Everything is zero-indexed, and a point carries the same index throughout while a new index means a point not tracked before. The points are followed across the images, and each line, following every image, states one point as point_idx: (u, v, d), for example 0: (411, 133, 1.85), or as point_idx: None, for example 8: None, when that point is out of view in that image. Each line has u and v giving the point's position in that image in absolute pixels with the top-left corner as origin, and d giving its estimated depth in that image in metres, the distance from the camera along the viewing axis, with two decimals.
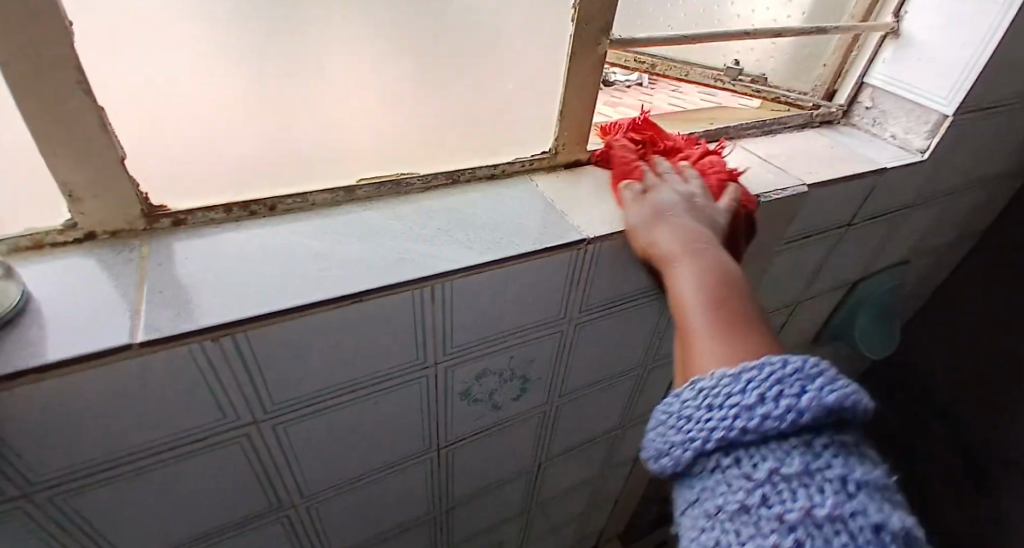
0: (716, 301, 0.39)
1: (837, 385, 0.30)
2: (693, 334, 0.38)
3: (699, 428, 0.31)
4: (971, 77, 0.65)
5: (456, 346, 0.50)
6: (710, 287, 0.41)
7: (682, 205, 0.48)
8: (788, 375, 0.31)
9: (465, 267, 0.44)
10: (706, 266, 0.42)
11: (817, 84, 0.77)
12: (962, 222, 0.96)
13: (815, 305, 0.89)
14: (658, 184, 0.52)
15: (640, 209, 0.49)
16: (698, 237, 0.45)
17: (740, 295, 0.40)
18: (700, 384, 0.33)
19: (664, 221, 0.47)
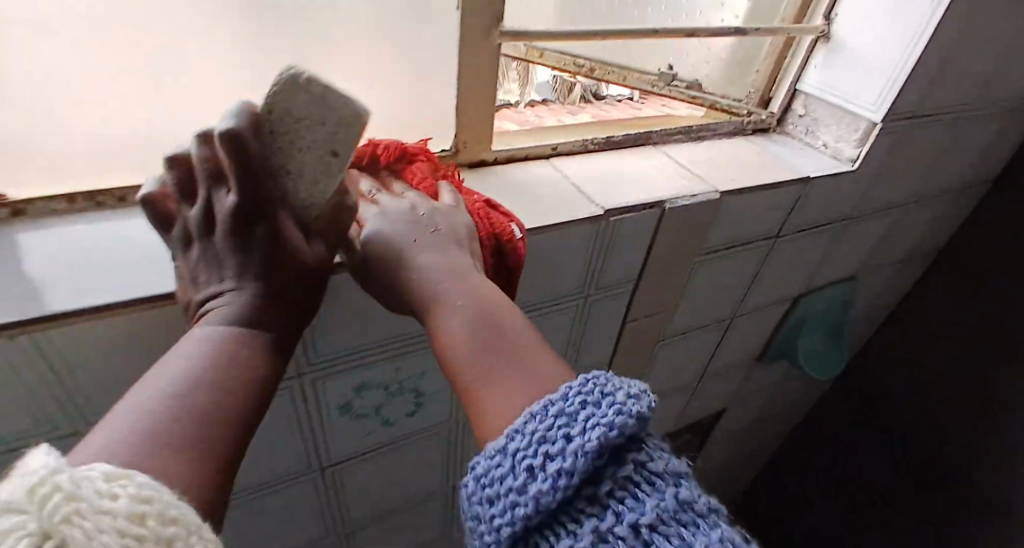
0: (482, 349, 0.34)
1: (595, 419, 0.27)
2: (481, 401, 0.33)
3: (490, 530, 0.27)
4: (898, 84, 0.61)
5: (324, 356, 0.46)
6: (469, 332, 0.35)
7: (421, 227, 0.42)
8: (549, 430, 0.27)
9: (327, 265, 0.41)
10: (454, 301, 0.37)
11: (750, 92, 0.74)
12: (916, 237, 0.93)
13: (754, 321, 0.85)
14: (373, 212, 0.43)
15: (374, 252, 0.41)
16: (452, 272, 0.39)
17: (497, 319, 0.36)
18: (476, 474, 0.28)
19: (407, 260, 0.40)
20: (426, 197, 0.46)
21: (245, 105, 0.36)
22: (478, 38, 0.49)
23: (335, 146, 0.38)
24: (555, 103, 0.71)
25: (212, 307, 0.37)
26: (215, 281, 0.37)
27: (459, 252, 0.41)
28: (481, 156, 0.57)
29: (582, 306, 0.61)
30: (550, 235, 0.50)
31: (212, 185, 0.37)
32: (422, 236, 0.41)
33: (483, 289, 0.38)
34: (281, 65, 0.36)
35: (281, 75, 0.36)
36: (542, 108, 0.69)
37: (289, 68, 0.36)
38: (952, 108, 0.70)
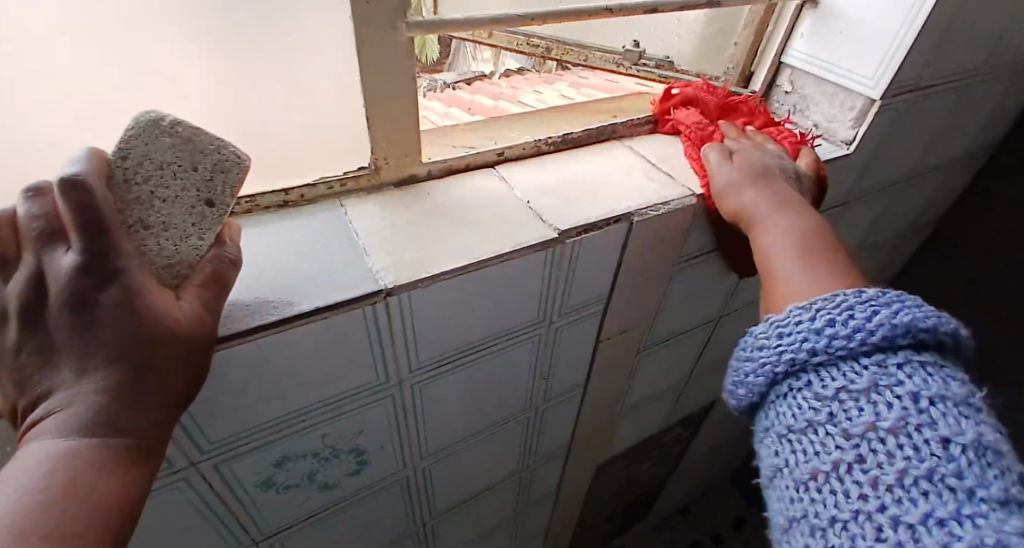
0: (812, 246, 0.40)
1: (913, 309, 0.29)
2: (787, 272, 0.39)
3: (771, 354, 0.32)
4: (901, 55, 0.52)
5: (219, 439, 0.39)
6: (805, 238, 0.41)
7: (773, 167, 0.48)
8: (861, 302, 0.30)
9: (230, 333, 0.34)
10: (793, 218, 0.43)
11: (730, 67, 0.65)
12: (916, 212, 0.86)
13: (741, 319, 0.78)
14: (740, 147, 0.50)
15: (725, 169, 0.48)
16: (789, 199, 0.45)
17: (834, 241, 0.41)
18: (771, 317, 0.33)
19: (754, 183, 0.46)
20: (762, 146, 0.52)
21: (91, 151, 0.31)
22: (380, 38, 0.39)
23: (207, 194, 0.34)
24: (534, 71, 0.81)
25: (46, 414, 0.27)
26: (47, 377, 0.28)
27: (795, 194, 0.46)
28: (412, 171, 0.48)
29: (548, 335, 0.53)
30: (487, 272, 0.42)
31: (42, 249, 0.29)
32: (770, 173, 0.47)
33: (816, 221, 0.43)
34: (140, 110, 0.32)
35: (138, 119, 0.32)
36: (516, 77, 0.77)
37: (148, 113, 0.32)
38: (959, 73, 0.61)
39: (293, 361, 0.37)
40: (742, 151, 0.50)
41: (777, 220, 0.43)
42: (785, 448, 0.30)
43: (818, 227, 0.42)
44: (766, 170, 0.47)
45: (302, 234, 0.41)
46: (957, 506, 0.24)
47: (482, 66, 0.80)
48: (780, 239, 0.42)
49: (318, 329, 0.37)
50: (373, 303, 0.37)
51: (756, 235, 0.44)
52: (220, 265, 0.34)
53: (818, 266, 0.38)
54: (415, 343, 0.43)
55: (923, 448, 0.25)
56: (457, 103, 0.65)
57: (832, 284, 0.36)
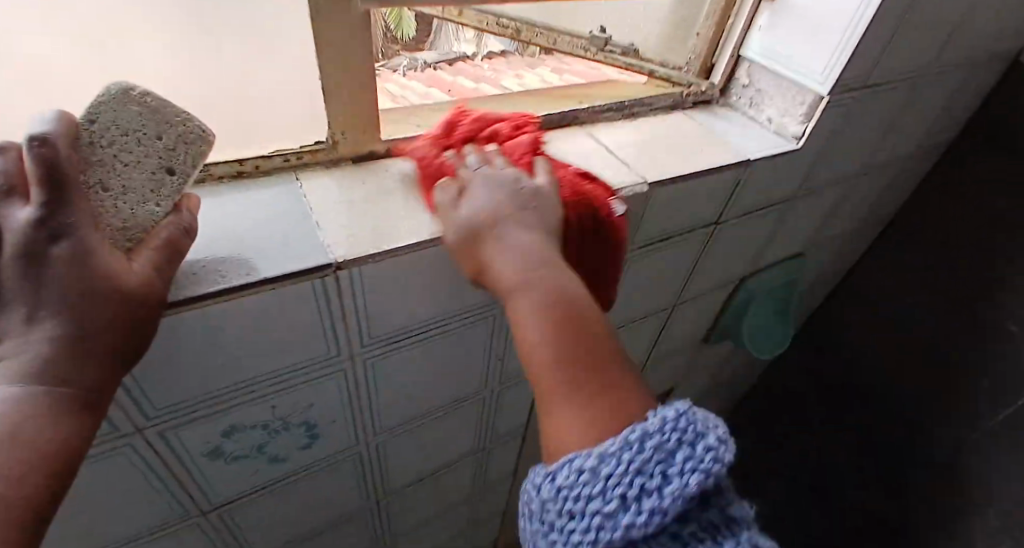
0: (564, 347, 0.33)
1: (699, 458, 0.27)
2: (546, 389, 0.32)
3: (565, 541, 0.27)
4: (847, 53, 0.54)
5: (166, 406, 0.39)
6: (559, 335, 0.33)
7: (517, 203, 0.38)
8: (649, 461, 0.27)
9: (189, 297, 0.34)
10: (540, 291, 0.34)
11: (693, 57, 0.66)
12: (867, 208, 0.89)
13: (697, 307, 0.81)
14: (474, 174, 0.39)
15: (463, 222, 0.37)
16: (540, 263, 0.35)
17: (589, 334, 0.33)
18: (554, 482, 0.28)
19: (498, 241, 0.36)
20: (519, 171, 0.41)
21: (60, 112, 0.30)
22: (334, 12, 0.39)
23: (167, 162, 0.34)
24: (515, 55, 0.73)
25: None
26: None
27: (551, 240, 0.37)
28: (371, 148, 0.48)
29: (501, 316, 0.54)
30: (438, 251, 0.43)
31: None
32: (517, 215, 0.37)
33: (574, 288, 0.35)
34: (111, 80, 0.32)
35: (109, 87, 0.32)
36: (499, 61, 0.74)
37: (118, 83, 0.32)
38: (905, 74, 0.64)
39: (239, 331, 0.38)
40: (475, 183, 0.39)
41: (531, 306, 0.34)
42: None
43: (572, 297, 0.34)
44: (517, 210, 0.37)
45: (256, 207, 0.42)
46: None
47: (464, 48, 0.72)
48: (535, 334, 0.33)
49: (266, 300, 0.37)
50: (323, 277, 0.38)
51: (507, 313, 0.35)
52: (175, 232, 0.34)
53: (574, 388, 0.32)
54: (365, 319, 0.43)
55: None
56: (437, 84, 0.64)
57: (586, 418, 0.30)
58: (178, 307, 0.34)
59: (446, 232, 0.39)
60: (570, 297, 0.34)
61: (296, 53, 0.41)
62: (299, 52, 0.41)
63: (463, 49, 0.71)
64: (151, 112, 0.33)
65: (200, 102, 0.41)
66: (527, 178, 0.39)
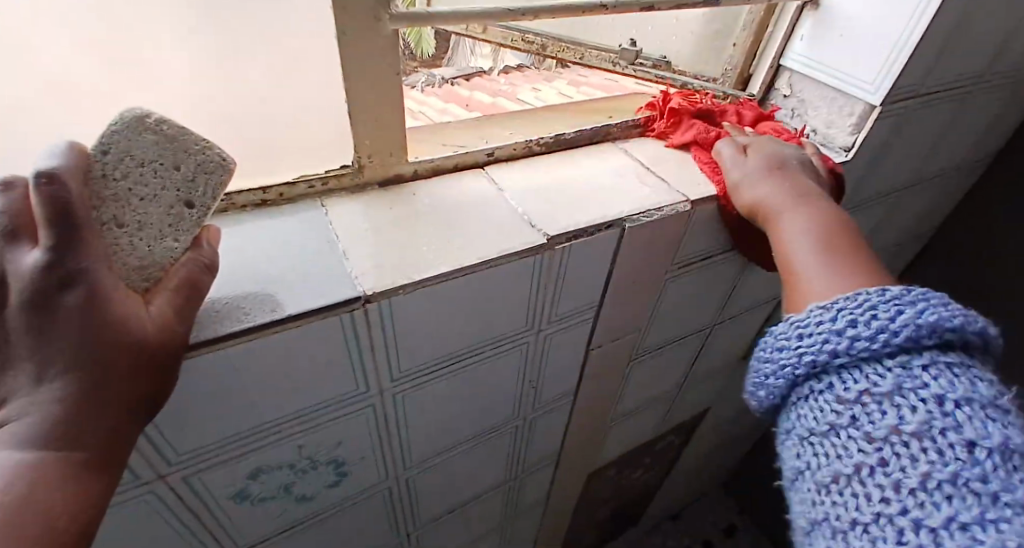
0: (832, 242, 0.40)
1: (940, 308, 0.29)
2: (805, 267, 0.39)
3: (789, 355, 0.32)
4: (901, 61, 0.51)
5: (189, 451, 0.38)
6: (828, 234, 0.41)
7: (787, 161, 0.49)
8: (885, 301, 0.30)
9: (206, 339, 0.32)
10: (811, 212, 0.43)
11: (728, 70, 0.64)
12: (915, 220, 0.84)
13: (737, 327, 0.77)
14: (754, 141, 0.51)
15: (743, 167, 0.49)
16: (807, 193, 0.45)
17: (854, 237, 0.41)
18: (792, 318, 0.34)
19: (768, 175, 0.47)
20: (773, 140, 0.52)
21: (71, 145, 0.29)
22: (364, 32, 0.37)
23: (187, 194, 0.32)
24: (531, 70, 0.74)
25: None
26: (2, 385, 0.26)
27: (812, 186, 0.47)
28: (399, 171, 0.46)
29: (536, 343, 0.51)
30: (472, 278, 0.40)
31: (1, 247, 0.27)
32: (786, 168, 0.48)
33: (833, 211, 0.44)
34: (125, 107, 0.31)
35: (122, 116, 0.30)
36: (516, 76, 0.73)
37: (132, 110, 0.30)
38: (961, 80, 0.60)
39: (265, 369, 0.36)
40: (755, 148, 0.50)
41: (793, 215, 0.43)
42: (808, 449, 0.31)
43: (836, 218, 0.43)
44: (785, 164, 0.48)
45: (280, 236, 0.40)
46: (980, 510, 0.24)
47: (481, 63, 0.70)
48: (797, 234, 0.42)
49: (290, 338, 0.35)
50: (351, 310, 0.36)
51: (773, 228, 0.44)
52: (194, 270, 0.32)
53: (840, 261, 0.38)
54: (395, 352, 0.41)
55: (948, 452, 0.25)
56: (455, 99, 0.63)
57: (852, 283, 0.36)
58: (196, 349, 0.32)
59: (726, 174, 0.49)
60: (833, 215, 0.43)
61: (323, 73, 0.39)
62: (327, 74, 0.39)
63: (481, 64, 0.70)
64: (168, 143, 0.31)
65: (218, 128, 0.38)
66: (800, 154, 0.50)
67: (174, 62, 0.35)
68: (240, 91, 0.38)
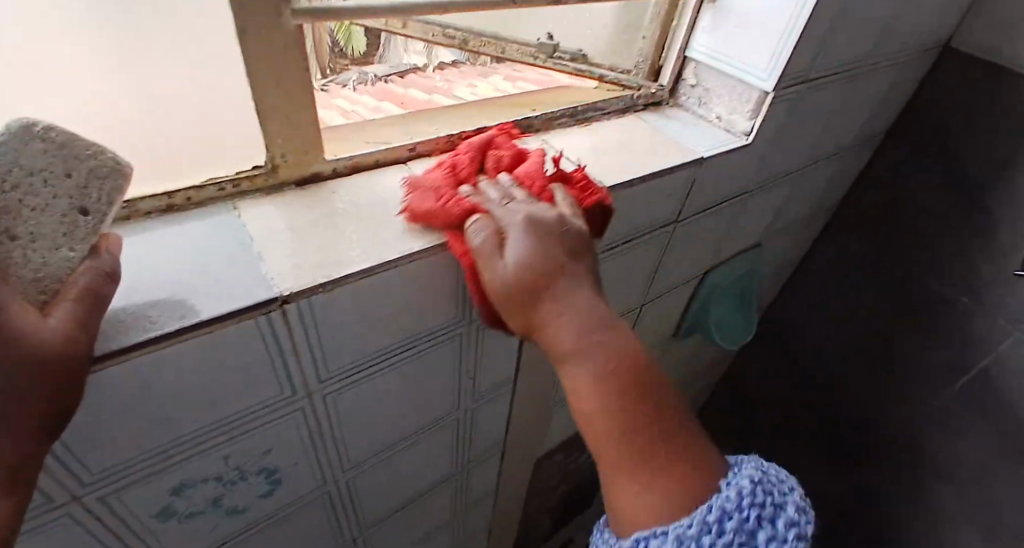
0: (622, 418, 0.36)
1: (772, 536, 0.33)
2: (612, 462, 0.36)
3: None
4: (787, 51, 0.55)
5: (107, 467, 0.36)
6: (610, 404, 0.36)
7: (551, 263, 0.38)
8: (730, 545, 0.32)
9: (113, 350, 0.31)
10: (590, 364, 0.37)
11: (640, 61, 0.67)
12: (818, 196, 0.92)
13: (664, 306, 0.80)
14: (511, 221, 0.39)
15: (512, 287, 0.38)
16: (587, 327, 0.37)
17: (637, 392, 0.36)
18: None
19: (548, 307, 0.38)
20: (527, 200, 0.41)
21: None
22: (267, 29, 0.36)
23: (81, 202, 0.30)
24: (467, 66, 0.74)
25: None
26: None
27: (587, 296, 0.38)
28: (317, 171, 0.46)
29: (467, 335, 0.52)
30: (395, 273, 0.41)
31: None
32: (564, 271, 0.38)
33: (621, 346, 0.37)
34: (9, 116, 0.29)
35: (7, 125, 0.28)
36: (451, 71, 0.73)
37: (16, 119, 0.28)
38: (844, 66, 0.65)
39: (181, 378, 0.35)
40: (518, 235, 0.38)
41: (580, 366, 0.37)
42: None
43: (620, 349, 0.37)
44: (568, 261, 0.39)
45: (190, 243, 0.38)
46: None
47: (416, 59, 0.69)
48: (586, 399, 0.36)
49: (205, 346, 0.34)
50: (268, 313, 0.35)
51: (562, 375, 0.38)
52: (96, 279, 0.30)
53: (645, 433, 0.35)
54: (320, 353, 0.41)
55: None
56: (389, 97, 0.62)
57: (658, 496, 0.34)
58: (103, 361, 0.31)
59: (490, 287, 0.39)
60: (616, 360, 0.37)
61: (225, 71, 0.38)
62: (230, 74, 0.38)
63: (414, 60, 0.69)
64: (61, 153, 0.29)
65: (116, 131, 0.37)
66: (571, 225, 0.41)
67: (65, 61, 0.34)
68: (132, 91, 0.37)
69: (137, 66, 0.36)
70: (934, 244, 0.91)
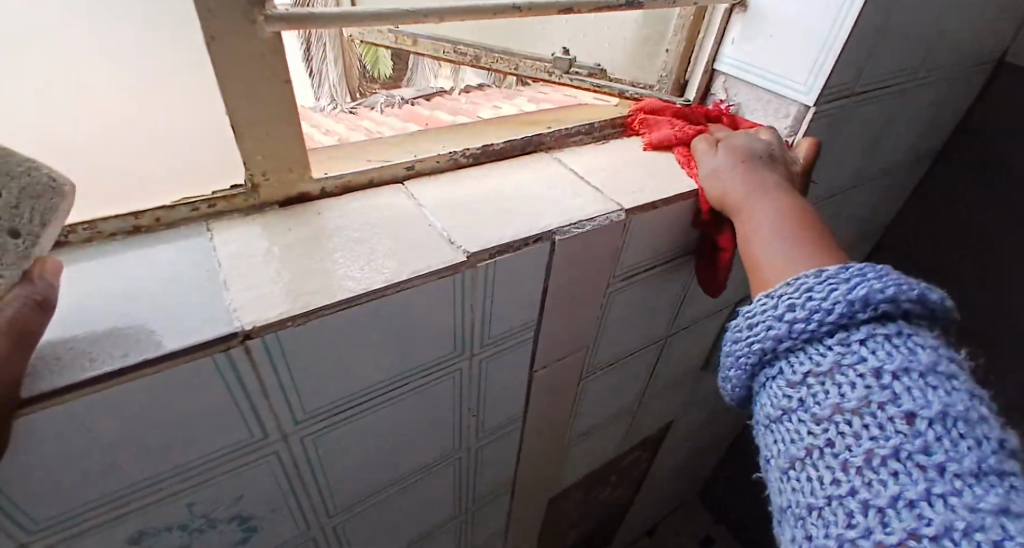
0: (789, 229, 0.40)
1: (871, 282, 0.29)
2: (764, 257, 0.40)
3: (743, 347, 0.33)
4: (829, 60, 0.50)
5: (52, 516, 0.32)
6: (782, 222, 0.41)
7: (756, 152, 0.48)
8: (819, 284, 0.31)
9: (46, 393, 0.27)
10: (773, 204, 0.43)
11: (663, 75, 0.62)
12: (862, 220, 0.84)
13: (692, 338, 0.74)
14: (731, 133, 0.51)
15: (716, 157, 0.48)
16: (771, 185, 0.45)
17: (814, 227, 0.40)
18: (744, 310, 0.35)
19: (738, 168, 0.46)
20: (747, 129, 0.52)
21: None
22: (238, 33, 0.33)
23: (10, 222, 0.26)
24: (493, 88, 0.77)
25: None
26: None
27: (777, 176, 0.46)
28: (302, 189, 0.42)
29: (469, 369, 0.47)
30: (381, 305, 0.36)
31: None
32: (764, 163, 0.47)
33: (799, 202, 0.43)
34: None
35: None
36: (477, 93, 0.74)
37: None
38: (892, 79, 0.59)
39: (127, 422, 0.30)
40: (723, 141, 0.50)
41: (756, 201, 0.44)
42: (768, 438, 0.31)
43: (803, 205, 0.43)
44: (768, 159, 0.48)
45: (153, 267, 0.35)
46: (926, 484, 0.24)
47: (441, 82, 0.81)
48: (760, 221, 0.42)
49: (156, 385, 0.30)
50: (228, 348, 0.31)
51: (741, 218, 0.44)
52: (24, 309, 0.26)
53: (806, 237, 0.39)
54: (291, 394, 0.36)
55: (887, 425, 0.26)
56: (415, 119, 0.61)
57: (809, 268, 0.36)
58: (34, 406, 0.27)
59: (701, 165, 0.49)
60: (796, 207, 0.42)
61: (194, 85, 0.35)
62: (202, 90, 0.35)
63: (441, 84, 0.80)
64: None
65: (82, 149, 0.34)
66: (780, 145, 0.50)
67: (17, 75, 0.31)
68: (95, 104, 0.34)
69: (96, 78, 0.33)
70: (999, 268, 0.84)
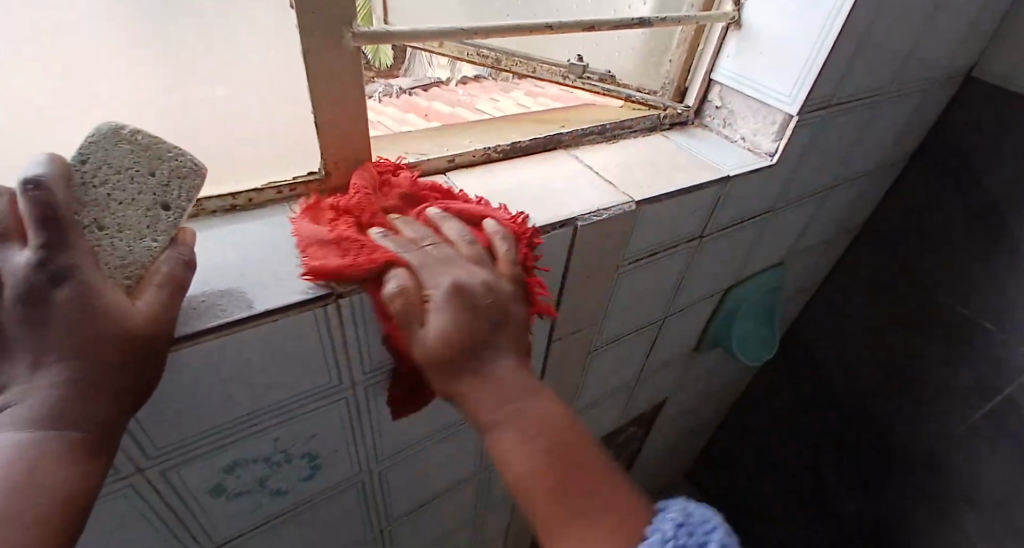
0: (552, 479, 0.31)
1: None
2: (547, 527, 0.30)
3: None
4: (813, 75, 0.58)
5: (172, 443, 0.40)
6: (540, 462, 0.31)
7: (476, 322, 0.34)
8: None
9: (191, 332, 0.34)
10: (519, 425, 0.32)
11: (667, 83, 0.70)
12: (839, 218, 0.93)
13: (686, 319, 0.82)
14: (433, 271, 0.37)
15: (435, 339, 0.34)
16: (512, 387, 0.33)
17: (568, 454, 0.32)
18: None
19: (476, 370, 0.33)
20: (450, 253, 0.39)
21: (51, 156, 0.31)
22: (327, 47, 0.40)
23: (162, 198, 0.35)
24: (489, 81, 0.83)
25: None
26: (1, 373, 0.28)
27: (504, 357, 0.34)
28: None
29: None
30: None
31: None
32: (492, 333, 0.35)
33: (544, 406, 0.33)
34: (99, 125, 0.33)
35: (100, 129, 0.33)
36: (474, 84, 0.82)
37: (108, 125, 0.34)
38: (866, 93, 0.67)
39: (245, 362, 0.38)
40: (438, 300, 0.35)
41: (505, 432, 0.32)
42: None
43: (545, 420, 0.32)
44: (493, 325, 0.35)
45: (251, 240, 0.42)
46: None
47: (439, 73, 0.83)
48: (517, 468, 0.31)
49: (266, 332, 0.37)
50: (325, 305, 0.39)
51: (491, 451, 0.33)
52: (176, 266, 0.35)
53: (556, 495, 0.30)
54: (364, 350, 0.44)
55: None
56: (413, 109, 0.68)
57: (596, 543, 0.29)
58: (181, 342, 0.34)
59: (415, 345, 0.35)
60: (541, 420, 0.32)
61: (285, 77, 0.42)
62: (293, 82, 0.42)
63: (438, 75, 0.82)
64: (141, 158, 0.34)
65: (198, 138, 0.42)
66: (501, 282, 0.38)
67: (26, 71, 0.33)
68: (210, 108, 0.41)
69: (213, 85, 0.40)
70: (970, 265, 0.90)
